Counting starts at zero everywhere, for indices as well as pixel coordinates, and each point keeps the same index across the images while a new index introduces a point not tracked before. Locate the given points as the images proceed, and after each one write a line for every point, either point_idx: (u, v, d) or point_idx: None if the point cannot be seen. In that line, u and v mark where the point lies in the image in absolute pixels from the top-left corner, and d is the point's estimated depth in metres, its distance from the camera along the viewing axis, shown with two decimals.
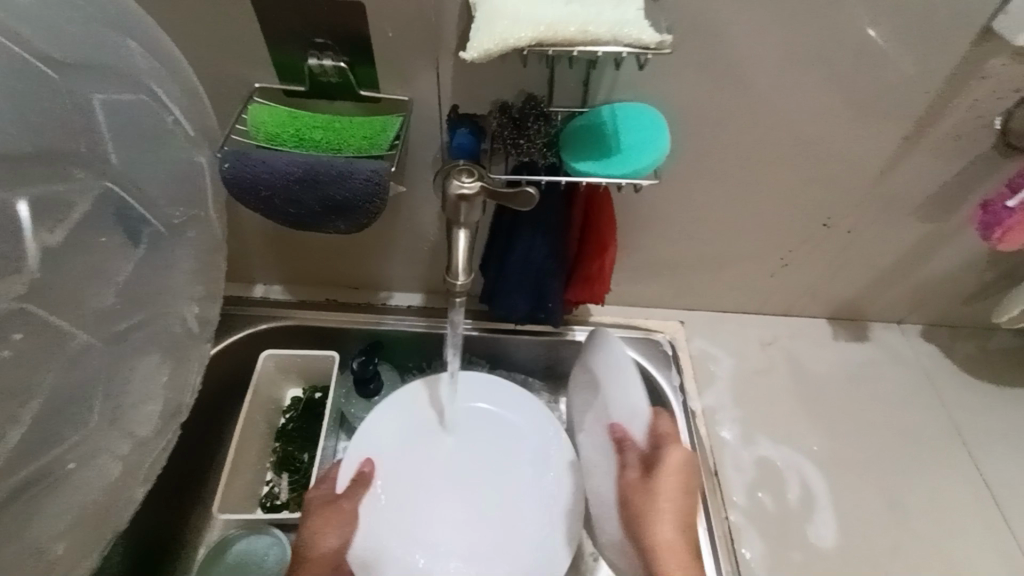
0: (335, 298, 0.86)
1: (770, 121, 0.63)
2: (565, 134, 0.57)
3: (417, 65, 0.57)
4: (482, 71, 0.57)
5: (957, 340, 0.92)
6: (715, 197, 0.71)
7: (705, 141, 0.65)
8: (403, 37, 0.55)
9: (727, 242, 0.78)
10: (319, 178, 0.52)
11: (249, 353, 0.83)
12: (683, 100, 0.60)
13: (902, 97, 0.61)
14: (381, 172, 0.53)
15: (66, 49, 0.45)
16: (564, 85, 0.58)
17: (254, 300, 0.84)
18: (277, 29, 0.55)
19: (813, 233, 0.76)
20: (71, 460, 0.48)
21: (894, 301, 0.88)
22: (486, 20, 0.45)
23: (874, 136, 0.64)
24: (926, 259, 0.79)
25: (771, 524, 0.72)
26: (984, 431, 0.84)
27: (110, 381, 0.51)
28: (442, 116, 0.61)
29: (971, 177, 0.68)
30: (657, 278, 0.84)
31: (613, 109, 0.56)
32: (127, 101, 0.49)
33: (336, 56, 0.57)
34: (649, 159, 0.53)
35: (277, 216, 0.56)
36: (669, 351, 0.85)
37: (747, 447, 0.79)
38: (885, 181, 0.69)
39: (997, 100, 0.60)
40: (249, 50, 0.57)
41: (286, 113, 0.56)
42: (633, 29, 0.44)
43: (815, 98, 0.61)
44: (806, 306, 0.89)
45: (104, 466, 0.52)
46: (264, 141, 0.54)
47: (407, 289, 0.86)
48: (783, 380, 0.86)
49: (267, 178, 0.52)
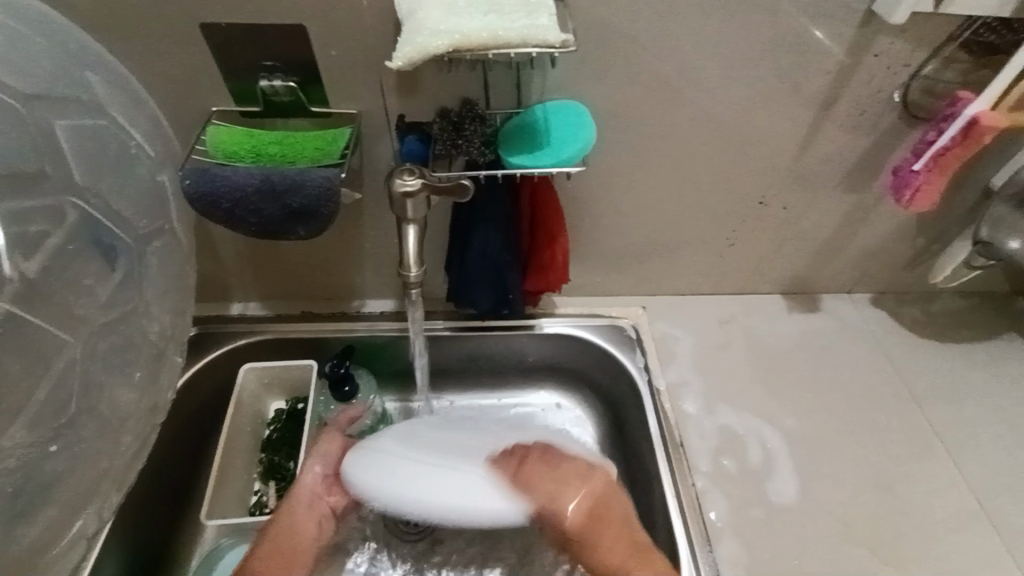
0: (311, 310, 0.90)
1: (691, 109, 0.68)
2: (500, 133, 0.62)
3: (360, 80, 0.62)
4: (422, 82, 0.62)
5: (902, 304, 0.97)
6: (654, 185, 0.76)
7: (634, 133, 0.70)
8: (345, 56, 0.60)
9: (673, 226, 0.82)
10: (276, 187, 0.57)
11: (229, 369, 0.86)
12: (609, 93, 0.65)
13: (806, 80, 0.67)
14: (333, 177, 0.58)
15: (41, 86, 0.52)
16: (500, 90, 0.63)
17: (231, 318, 0.88)
18: (228, 56, 0.59)
19: (751, 211, 0.81)
20: (53, 447, 0.54)
21: (840, 273, 0.92)
22: (409, 33, 0.50)
23: (788, 117, 0.70)
24: (859, 229, 0.84)
25: (735, 485, 0.77)
26: (929, 385, 0.90)
27: (82, 379, 0.56)
28: (390, 126, 0.66)
29: (883, 147, 0.74)
30: (614, 268, 0.88)
31: (546, 110, 0.62)
32: (93, 128, 0.56)
33: (287, 77, 0.61)
34: (575, 149, 0.59)
35: (240, 227, 0.60)
36: (633, 335, 0.89)
37: (708, 417, 0.83)
38: (806, 157, 0.75)
39: (889, 76, 0.67)
40: (199, 78, 0.61)
41: (242, 133, 0.60)
42: (539, 31, 0.50)
43: (725, 85, 0.66)
44: (759, 283, 0.94)
45: (94, 454, 0.58)
46: (223, 159, 0.59)
47: (379, 296, 0.89)
48: (739, 354, 0.90)
49: (227, 190, 0.57)
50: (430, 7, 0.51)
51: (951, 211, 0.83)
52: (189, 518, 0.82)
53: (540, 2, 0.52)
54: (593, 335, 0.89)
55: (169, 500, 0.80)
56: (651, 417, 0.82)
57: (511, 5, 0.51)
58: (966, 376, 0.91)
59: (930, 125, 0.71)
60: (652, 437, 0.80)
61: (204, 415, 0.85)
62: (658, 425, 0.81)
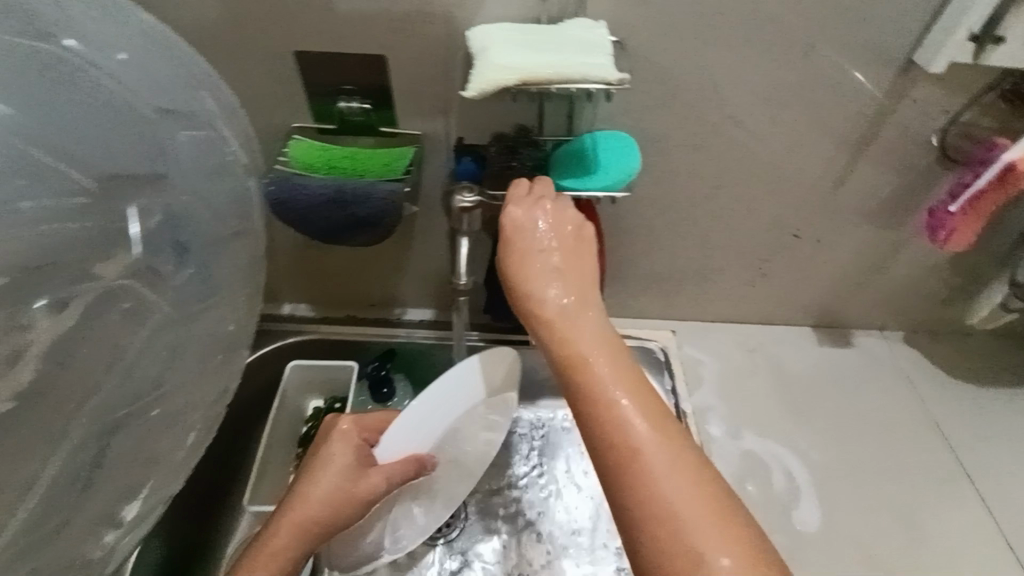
0: (356, 314, 0.95)
1: (731, 143, 0.72)
2: (551, 158, 0.67)
3: (426, 104, 0.68)
4: (481, 109, 0.68)
5: (936, 343, 0.97)
6: (692, 212, 0.80)
7: (675, 163, 0.74)
8: (415, 83, 0.66)
9: (707, 253, 0.85)
10: (345, 198, 0.63)
11: (277, 365, 0.92)
12: (655, 125, 0.70)
13: (843, 121, 0.70)
14: (396, 192, 0.63)
15: (165, 99, 0.57)
16: (552, 118, 0.68)
17: (282, 316, 0.94)
18: (312, 79, 0.66)
19: (784, 243, 0.84)
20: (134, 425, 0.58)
21: (872, 308, 0.93)
22: (480, 66, 0.56)
23: (825, 155, 0.73)
24: (893, 265, 0.86)
25: (760, 511, 0.78)
26: (963, 427, 0.89)
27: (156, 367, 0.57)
28: (448, 145, 0.71)
29: (918, 187, 0.76)
30: (647, 291, 0.92)
31: (594, 138, 0.67)
32: (199, 138, 0.59)
33: (362, 99, 0.68)
34: (621, 175, 0.64)
35: (308, 230, 0.67)
36: (661, 357, 0.91)
37: (735, 443, 0.85)
38: (841, 193, 0.77)
39: (927, 120, 0.70)
40: (284, 98, 0.68)
41: (319, 147, 0.67)
42: (598, 69, 0.55)
43: (765, 122, 0.70)
44: (789, 314, 0.95)
45: (161, 444, 0.59)
46: (299, 168, 0.65)
47: (420, 306, 0.94)
48: (767, 382, 0.91)
49: (303, 198, 0.63)
50: (498, 44, 0.57)
51: (988, 252, 0.84)
52: (230, 503, 0.86)
53: (599, 43, 0.57)
54: None
55: (214, 484, 0.85)
56: None
57: (573, 45, 0.57)
58: (1002, 421, 0.90)
59: (966, 168, 0.73)
60: None
61: (250, 406, 0.91)
62: None
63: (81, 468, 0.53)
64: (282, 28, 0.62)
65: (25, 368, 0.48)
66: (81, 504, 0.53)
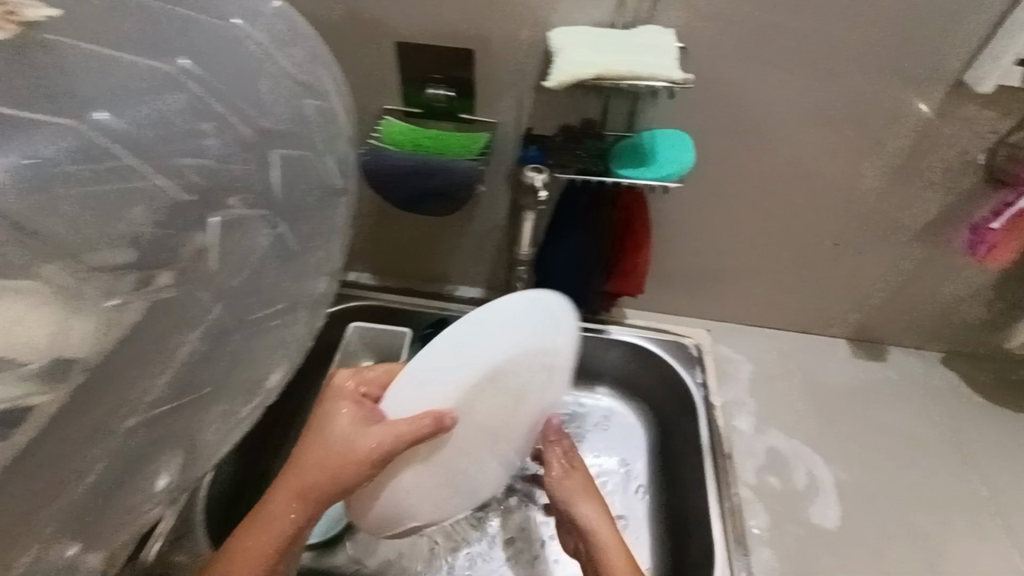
0: (413, 287, 1.04)
1: (781, 150, 0.77)
2: (611, 150, 0.74)
3: (502, 96, 0.76)
4: (550, 102, 0.75)
5: (972, 367, 0.98)
6: (736, 215, 0.85)
7: (726, 166, 0.79)
8: (495, 75, 0.74)
9: (748, 256, 0.90)
10: (427, 169, 0.72)
11: (339, 325, 1.01)
12: (709, 128, 0.76)
13: (893, 135, 0.74)
14: (473, 168, 0.72)
15: (302, 73, 0.60)
16: (614, 115, 0.76)
17: (348, 282, 1.04)
18: (406, 67, 0.75)
19: (826, 252, 0.87)
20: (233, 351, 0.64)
21: (909, 325, 0.95)
22: (561, 61, 0.64)
23: (871, 167, 0.77)
24: (933, 283, 0.88)
25: (779, 505, 0.81)
26: (993, 451, 0.89)
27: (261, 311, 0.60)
28: (517, 134, 0.79)
29: (962, 205, 0.79)
30: (686, 289, 0.97)
31: (653, 134, 0.73)
32: (320, 110, 0.62)
33: (447, 88, 0.76)
34: (677, 167, 0.71)
35: (390, 198, 0.76)
36: (695, 353, 0.94)
37: (759, 439, 0.88)
38: (885, 207, 0.81)
39: (975, 140, 0.73)
40: (379, 84, 0.77)
41: (407, 128, 0.75)
42: (666, 69, 0.62)
43: (815, 132, 0.75)
44: (824, 324, 0.98)
45: (251, 386, 0.60)
46: (388, 143, 0.74)
47: (472, 284, 1.03)
48: (796, 387, 0.94)
49: (390, 168, 0.73)
50: (577, 44, 0.65)
51: None
52: (286, 445, 0.95)
53: (668, 47, 0.64)
54: (659, 348, 0.95)
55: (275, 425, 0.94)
56: (704, 428, 0.86)
57: (644, 48, 0.64)
58: None
59: (1010, 189, 0.76)
60: (703, 447, 0.84)
61: (312, 360, 1.00)
62: (711, 438, 0.85)
63: (184, 389, 0.52)
64: (386, 21, 0.72)
65: (158, 284, 0.48)
66: (172, 425, 0.52)
